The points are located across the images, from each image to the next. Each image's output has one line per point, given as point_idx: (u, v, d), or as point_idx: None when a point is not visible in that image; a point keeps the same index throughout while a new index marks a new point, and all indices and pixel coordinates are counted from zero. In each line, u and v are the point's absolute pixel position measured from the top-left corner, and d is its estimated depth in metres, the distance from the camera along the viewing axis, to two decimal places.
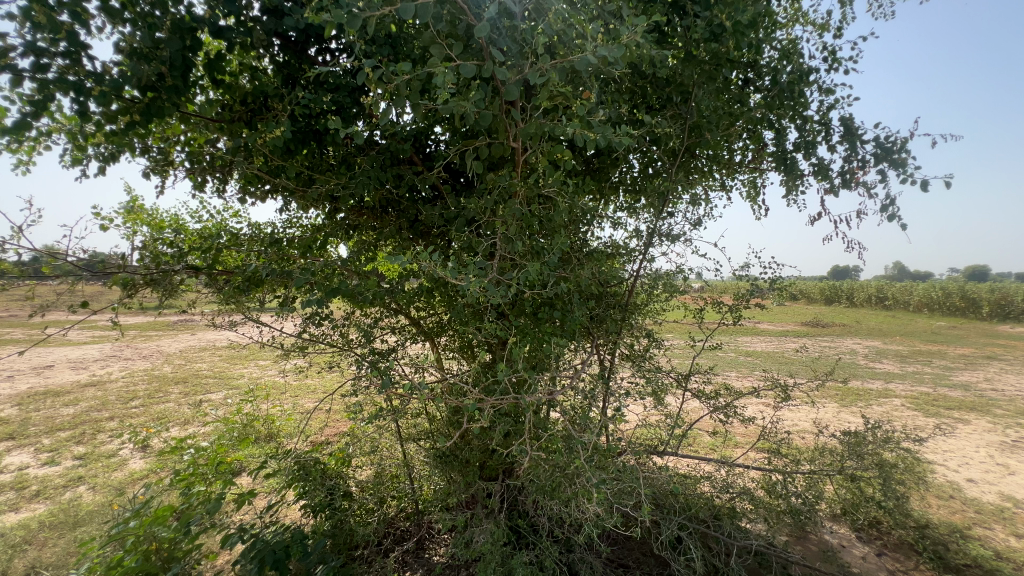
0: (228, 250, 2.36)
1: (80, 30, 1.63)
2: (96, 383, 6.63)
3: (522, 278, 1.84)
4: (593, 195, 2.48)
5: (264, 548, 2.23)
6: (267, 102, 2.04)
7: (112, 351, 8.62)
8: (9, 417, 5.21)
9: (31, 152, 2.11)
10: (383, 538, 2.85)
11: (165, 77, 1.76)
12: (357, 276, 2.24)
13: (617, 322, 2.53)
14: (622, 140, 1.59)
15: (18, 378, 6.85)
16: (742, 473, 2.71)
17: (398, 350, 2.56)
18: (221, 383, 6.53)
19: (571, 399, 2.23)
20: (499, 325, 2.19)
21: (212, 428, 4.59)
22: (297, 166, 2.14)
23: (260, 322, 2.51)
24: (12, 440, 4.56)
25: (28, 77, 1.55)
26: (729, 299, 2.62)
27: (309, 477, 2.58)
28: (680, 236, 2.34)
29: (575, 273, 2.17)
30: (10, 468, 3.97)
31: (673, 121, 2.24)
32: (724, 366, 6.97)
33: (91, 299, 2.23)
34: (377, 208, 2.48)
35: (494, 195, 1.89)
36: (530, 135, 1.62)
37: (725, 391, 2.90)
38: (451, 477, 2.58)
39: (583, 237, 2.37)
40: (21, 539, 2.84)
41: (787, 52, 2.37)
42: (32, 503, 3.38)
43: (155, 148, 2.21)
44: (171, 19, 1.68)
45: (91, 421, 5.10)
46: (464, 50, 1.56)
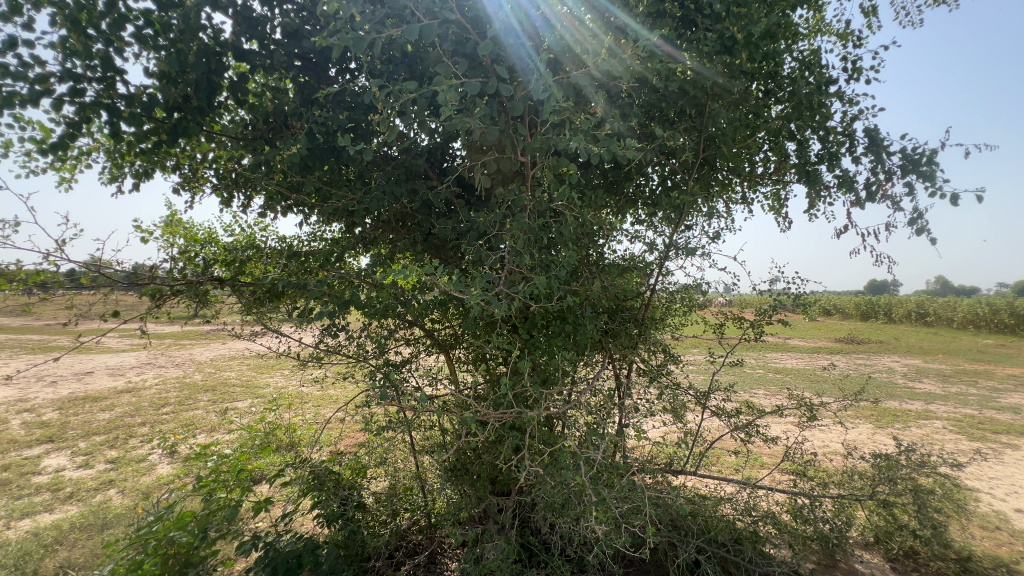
0: (253, 263, 2.46)
1: (115, 56, 1.75)
2: (131, 389, 6.90)
3: (529, 292, 1.85)
4: (608, 208, 2.48)
5: (276, 557, 2.29)
6: (288, 121, 2.10)
7: (146, 359, 8.94)
8: (50, 421, 5.46)
9: (74, 169, 2.26)
10: (395, 551, 2.85)
11: (191, 98, 1.88)
12: (373, 288, 2.30)
13: (632, 336, 2.50)
14: (628, 154, 1.58)
15: (61, 383, 7.20)
16: (766, 495, 2.60)
17: (412, 362, 2.59)
18: (248, 392, 6.70)
19: (582, 416, 2.20)
20: (508, 338, 2.19)
21: (236, 435, 4.70)
22: (316, 182, 2.21)
23: (281, 332, 2.57)
24: (52, 443, 4.79)
25: (66, 102, 1.65)
26: (751, 315, 2.56)
27: (322, 487, 2.60)
28: (695, 250, 2.30)
29: (585, 287, 2.16)
30: (49, 469, 4.17)
31: (689, 133, 2.21)
32: (750, 383, 6.76)
33: (123, 309, 2.35)
34: (393, 221, 2.53)
35: (504, 209, 1.91)
36: (536, 150, 1.64)
37: (747, 408, 2.80)
38: (462, 490, 2.58)
39: (597, 252, 2.36)
40: (53, 539, 2.96)
41: (808, 63, 2.33)
42: (65, 505, 3.52)
43: (186, 165, 2.32)
44: (197, 44, 1.79)
45: (124, 427, 5.29)
46: (472, 69, 1.60)
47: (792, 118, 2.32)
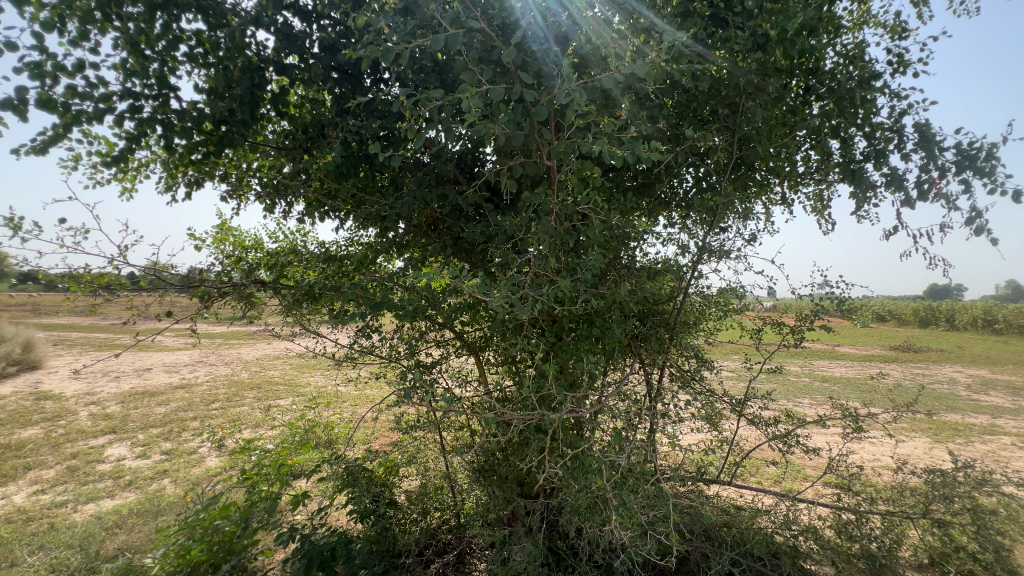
0: (294, 266, 2.58)
1: (169, 74, 1.88)
2: (184, 385, 7.33)
3: (554, 295, 1.86)
4: (639, 211, 2.45)
5: (312, 548, 2.39)
6: (324, 130, 2.20)
7: (199, 358, 9.48)
8: (113, 413, 5.89)
9: (134, 179, 2.43)
10: (425, 549, 2.90)
11: (236, 112, 1.99)
12: (404, 291, 2.37)
13: (662, 340, 2.45)
14: (654, 156, 1.56)
15: (123, 378, 7.75)
16: (807, 508, 2.48)
17: (443, 364, 2.64)
18: (290, 390, 6.98)
19: (610, 421, 2.18)
20: (536, 341, 2.20)
21: (279, 431, 4.91)
22: (351, 189, 2.30)
23: (319, 333, 2.68)
24: (115, 433, 5.17)
25: (126, 118, 1.80)
26: (791, 320, 2.46)
27: (356, 484, 2.70)
28: (729, 253, 2.24)
29: (613, 291, 2.14)
30: (112, 458, 4.50)
31: (721, 133, 2.16)
32: (793, 392, 6.49)
33: (177, 310, 2.52)
34: (424, 226, 2.58)
35: (530, 212, 1.93)
36: (560, 154, 1.65)
37: (786, 417, 2.69)
38: (490, 491, 2.60)
39: (627, 255, 2.33)
40: (113, 523, 3.20)
41: (851, 57, 2.23)
42: (125, 491, 3.79)
43: (233, 175, 2.46)
44: (241, 60, 1.90)
45: (178, 421, 5.63)
46: (497, 76, 1.62)
47: (834, 115, 2.22)
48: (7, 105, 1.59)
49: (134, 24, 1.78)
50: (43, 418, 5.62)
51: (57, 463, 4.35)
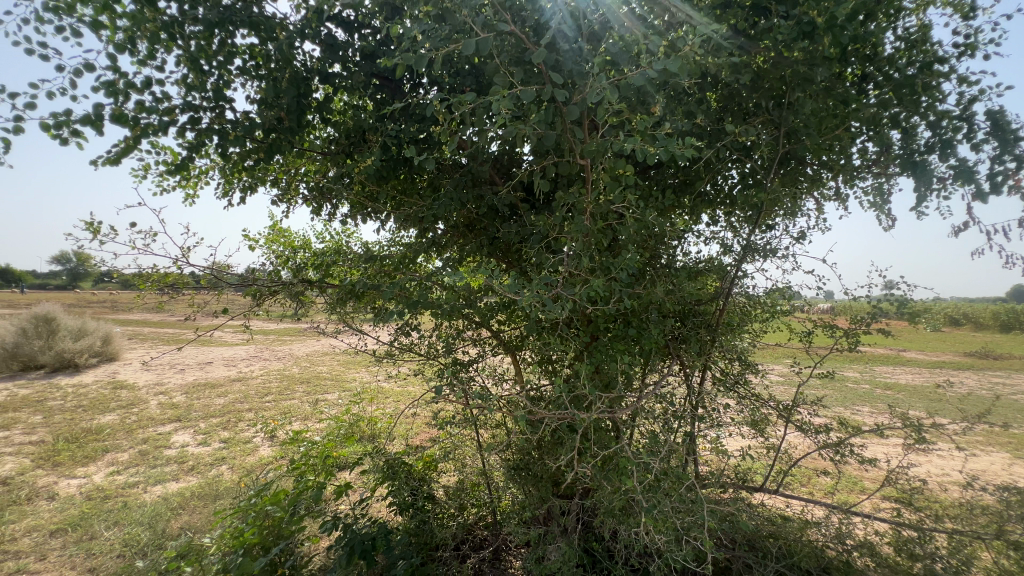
0: (338, 266, 2.69)
1: (225, 87, 2.02)
2: (241, 378, 7.81)
3: (586, 294, 1.85)
4: (678, 209, 2.39)
5: (353, 537, 2.49)
6: (365, 135, 2.28)
7: (255, 353, 10.06)
8: (179, 403, 6.36)
9: (196, 185, 2.62)
10: (462, 544, 2.95)
11: (284, 120, 2.09)
12: (441, 289, 2.42)
13: (703, 342, 2.38)
14: (689, 152, 1.52)
15: (188, 371, 8.35)
16: (862, 522, 2.33)
17: (479, 362, 2.69)
18: (337, 385, 7.28)
19: (646, 423, 2.14)
20: (571, 341, 2.20)
21: (326, 424, 5.13)
22: (390, 191, 2.38)
23: (361, 330, 2.79)
24: (181, 421, 5.58)
25: (187, 129, 1.94)
26: (844, 323, 2.31)
27: (395, 477, 2.79)
28: (775, 251, 2.14)
29: (650, 290, 2.10)
30: (177, 444, 4.86)
31: (765, 127, 2.07)
32: (850, 399, 6.11)
33: (233, 308, 2.69)
34: (462, 226, 2.63)
35: (564, 212, 1.93)
36: (592, 152, 1.64)
37: (838, 425, 2.54)
38: (526, 489, 2.61)
39: (665, 254, 2.28)
40: (177, 504, 3.46)
41: (913, 41, 2.06)
42: (187, 475, 4.09)
43: (283, 180, 2.60)
44: (288, 71, 2.00)
45: (235, 411, 6.00)
46: (529, 77, 1.63)
47: (893, 104, 2.07)
48: (86, 121, 1.76)
49: (194, 42, 1.92)
50: (120, 406, 6.15)
51: (130, 446, 4.75)
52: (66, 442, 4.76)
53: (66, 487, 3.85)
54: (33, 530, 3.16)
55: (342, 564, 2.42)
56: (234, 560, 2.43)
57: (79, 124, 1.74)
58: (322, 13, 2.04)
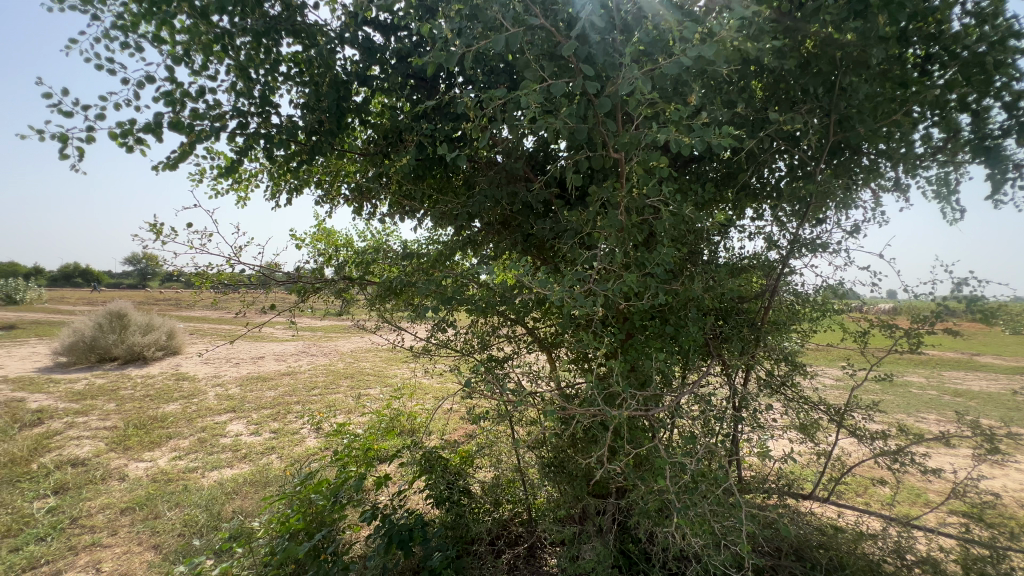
0: (377, 263, 2.77)
1: (271, 93, 2.12)
2: (291, 373, 8.19)
3: (619, 290, 1.81)
4: (720, 203, 2.30)
5: (391, 528, 2.55)
6: (401, 136, 2.33)
7: (303, 348, 10.53)
8: (234, 394, 6.74)
9: (247, 188, 2.77)
10: (497, 539, 2.97)
11: (325, 123, 2.17)
12: (476, 286, 2.44)
13: (746, 340, 2.28)
14: (727, 141, 1.46)
15: (243, 364, 8.84)
16: (925, 537, 2.15)
17: (514, 359, 2.70)
18: (379, 381, 7.50)
19: (684, 424, 2.08)
20: (606, 338, 2.16)
21: (368, 418, 5.30)
22: (426, 189, 2.42)
23: (399, 326, 2.86)
24: (235, 412, 5.92)
25: (237, 133, 2.05)
26: (905, 322, 2.13)
27: (432, 470, 2.84)
28: (826, 246, 2.02)
29: (688, 287, 2.03)
30: (232, 434, 5.15)
31: (813, 114, 1.95)
32: (913, 405, 5.69)
33: (279, 304, 2.82)
34: (496, 223, 2.64)
35: (597, 207, 1.89)
36: (625, 145, 1.60)
37: (898, 432, 2.36)
38: (560, 488, 2.59)
39: (704, 250, 2.20)
40: (231, 489, 3.67)
41: (986, 14, 1.84)
42: (241, 463, 4.33)
43: (326, 181, 2.70)
44: (328, 75, 2.08)
45: (284, 403, 6.31)
46: (560, 70, 1.62)
47: (960, 85, 1.90)
48: (148, 128, 1.89)
49: (243, 52, 2.03)
50: (181, 396, 6.59)
51: (191, 434, 5.09)
52: (135, 429, 5.15)
53: (135, 469, 4.17)
54: (106, 508, 3.44)
55: (381, 553, 2.48)
56: (281, 544, 2.55)
57: (141, 132, 1.87)
58: (360, 18, 2.10)
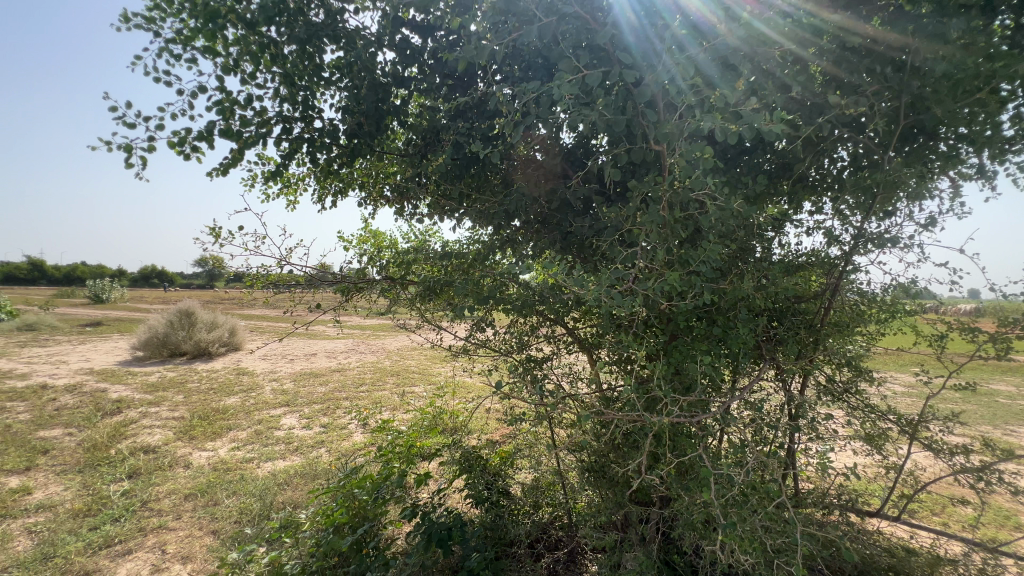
0: (418, 263, 2.80)
1: (314, 98, 2.18)
2: (340, 370, 8.50)
3: (661, 289, 1.73)
4: (774, 196, 2.14)
5: (431, 526, 2.57)
6: (439, 136, 2.34)
7: (353, 346, 10.91)
8: (288, 389, 7.08)
9: (295, 192, 2.88)
10: (537, 542, 2.93)
11: (365, 126, 2.22)
12: (514, 284, 2.41)
13: (803, 344, 2.11)
14: (778, 127, 1.35)
15: (297, 361, 9.28)
16: (1017, 567, 1.90)
17: (553, 359, 2.65)
18: (424, 379, 7.65)
19: (733, 432, 1.95)
20: (647, 340, 2.07)
21: (412, 415, 5.40)
22: (464, 189, 2.42)
23: (439, 325, 2.88)
24: (289, 406, 6.20)
25: (282, 138, 2.12)
26: (991, 325, 1.90)
27: (471, 470, 2.84)
28: (895, 241, 1.83)
29: (737, 286, 1.90)
30: (285, 427, 5.40)
31: (881, 96, 1.78)
32: (1005, 418, 5.12)
33: (324, 303, 2.90)
34: (535, 222, 2.60)
35: (638, 203, 1.82)
36: (666, 136, 1.52)
37: (983, 447, 2.11)
38: (601, 493, 2.51)
39: (756, 248, 2.07)
40: (283, 480, 3.83)
41: None
42: (292, 455, 4.53)
43: (368, 183, 2.76)
44: (368, 79, 2.12)
45: (334, 399, 6.55)
46: (598, 62, 1.56)
47: None
48: (201, 137, 1.99)
49: (288, 60, 2.10)
50: (241, 390, 6.99)
51: (248, 426, 5.38)
52: (200, 420, 5.51)
53: (198, 458, 4.45)
54: (172, 493, 3.70)
55: (420, 551, 2.49)
56: (326, 537, 2.62)
57: (196, 140, 1.98)
58: (397, 19, 2.11)
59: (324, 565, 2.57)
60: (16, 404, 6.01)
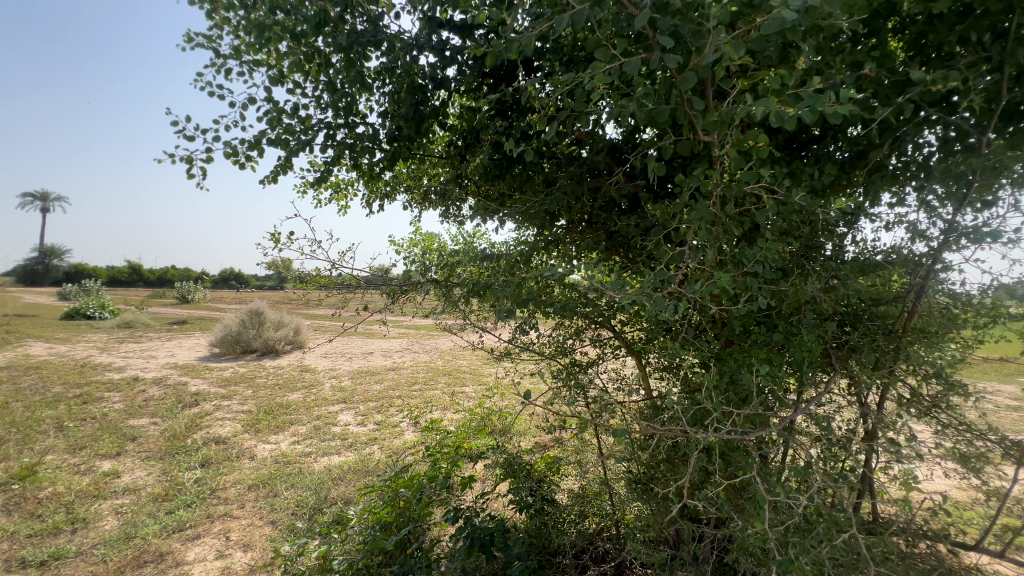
0: (461, 265, 2.78)
1: (356, 104, 2.21)
2: (395, 368, 8.76)
3: (711, 291, 1.58)
4: (845, 188, 1.92)
5: (473, 530, 2.54)
6: (479, 136, 2.31)
7: (408, 346, 11.23)
8: (346, 387, 7.38)
9: (345, 197, 2.96)
10: (584, 553, 2.82)
11: (405, 129, 2.23)
12: (556, 286, 2.33)
13: (882, 352, 1.87)
14: (845, 108, 1.18)
15: (356, 359, 9.67)
16: None
17: (599, 364, 2.54)
18: (475, 379, 7.71)
19: (797, 450, 1.76)
20: (699, 346, 1.92)
21: (461, 416, 5.44)
22: (504, 189, 2.37)
23: (482, 328, 2.85)
24: (346, 403, 6.46)
25: (326, 144, 2.17)
26: None
27: (515, 475, 2.78)
28: (997, 236, 1.57)
29: (801, 288, 1.71)
30: (342, 423, 5.62)
31: (978, 68, 1.53)
32: None
33: (372, 305, 2.96)
34: (579, 222, 2.51)
35: (685, 199, 1.68)
36: (714, 126, 1.38)
37: None
38: (650, 507, 2.38)
39: (823, 246, 1.86)
40: (337, 476, 3.98)
41: None
42: (347, 451, 4.70)
43: (413, 186, 2.79)
44: (407, 82, 2.12)
45: (388, 397, 6.75)
46: (638, 49, 1.45)
47: None
48: (251, 146, 2.07)
49: (331, 68, 2.15)
50: (303, 386, 7.38)
51: (309, 421, 5.65)
52: (266, 414, 5.86)
53: (262, 450, 4.72)
54: (238, 483, 3.94)
55: (462, 556, 2.47)
56: (372, 534, 2.67)
57: (247, 149, 2.07)
58: (436, 21, 2.10)
59: (371, 563, 2.62)
60: (112, 394, 6.68)
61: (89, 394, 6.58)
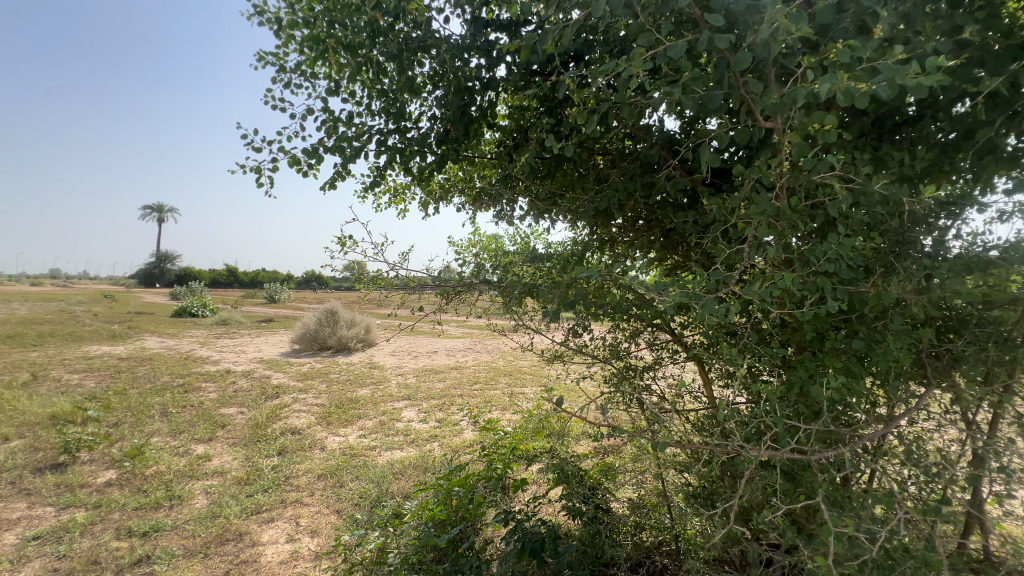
0: (514, 265, 2.76)
1: (407, 109, 2.27)
2: (457, 367, 8.96)
3: (775, 292, 1.43)
4: (944, 174, 1.66)
5: (524, 534, 2.50)
6: (526, 134, 2.28)
7: (471, 346, 11.45)
8: (411, 384, 7.66)
9: (402, 200, 3.05)
10: (641, 567, 2.68)
11: (452, 131, 2.24)
12: (609, 287, 2.23)
13: (992, 364, 1.59)
14: (932, 79, 1.01)
15: (421, 358, 10.01)
16: None
17: (656, 369, 2.40)
18: (535, 381, 7.68)
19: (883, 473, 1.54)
20: (764, 352, 1.75)
21: (519, 417, 5.44)
22: (553, 187, 2.32)
23: (535, 329, 2.81)
24: (410, 400, 6.70)
25: (378, 150, 2.24)
26: None
27: (568, 481, 2.71)
28: None
29: (886, 289, 1.50)
30: (405, 419, 5.83)
31: None
32: None
33: (427, 306, 3.01)
34: (633, 219, 2.39)
35: (744, 192, 1.53)
36: (773, 110, 1.24)
37: None
38: (711, 524, 2.21)
39: (915, 241, 1.62)
40: (397, 470, 4.12)
41: None
42: (408, 447, 4.85)
43: (466, 188, 2.81)
44: (454, 84, 2.14)
45: (450, 396, 6.91)
46: (687, 32, 1.34)
47: None
48: (310, 155, 2.19)
49: (383, 76, 2.22)
50: (372, 383, 7.75)
51: (375, 416, 5.92)
52: (336, 408, 6.22)
53: (332, 442, 5.01)
54: (309, 471, 4.20)
55: (513, 559, 2.46)
56: (427, 530, 2.72)
57: (307, 157, 2.18)
58: (482, 21, 2.10)
59: (425, 558, 2.67)
60: (208, 385, 7.42)
61: (190, 384, 7.36)
